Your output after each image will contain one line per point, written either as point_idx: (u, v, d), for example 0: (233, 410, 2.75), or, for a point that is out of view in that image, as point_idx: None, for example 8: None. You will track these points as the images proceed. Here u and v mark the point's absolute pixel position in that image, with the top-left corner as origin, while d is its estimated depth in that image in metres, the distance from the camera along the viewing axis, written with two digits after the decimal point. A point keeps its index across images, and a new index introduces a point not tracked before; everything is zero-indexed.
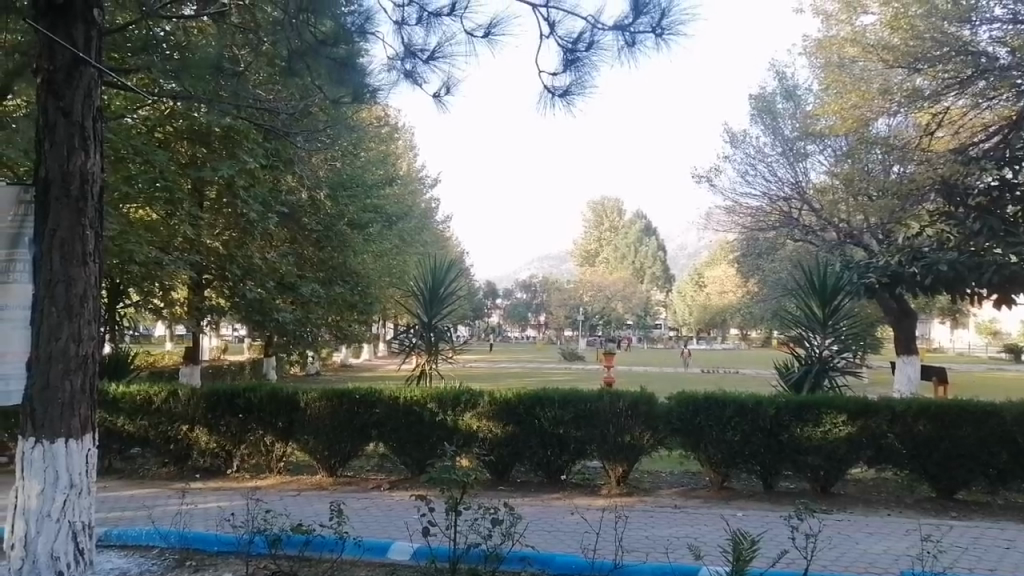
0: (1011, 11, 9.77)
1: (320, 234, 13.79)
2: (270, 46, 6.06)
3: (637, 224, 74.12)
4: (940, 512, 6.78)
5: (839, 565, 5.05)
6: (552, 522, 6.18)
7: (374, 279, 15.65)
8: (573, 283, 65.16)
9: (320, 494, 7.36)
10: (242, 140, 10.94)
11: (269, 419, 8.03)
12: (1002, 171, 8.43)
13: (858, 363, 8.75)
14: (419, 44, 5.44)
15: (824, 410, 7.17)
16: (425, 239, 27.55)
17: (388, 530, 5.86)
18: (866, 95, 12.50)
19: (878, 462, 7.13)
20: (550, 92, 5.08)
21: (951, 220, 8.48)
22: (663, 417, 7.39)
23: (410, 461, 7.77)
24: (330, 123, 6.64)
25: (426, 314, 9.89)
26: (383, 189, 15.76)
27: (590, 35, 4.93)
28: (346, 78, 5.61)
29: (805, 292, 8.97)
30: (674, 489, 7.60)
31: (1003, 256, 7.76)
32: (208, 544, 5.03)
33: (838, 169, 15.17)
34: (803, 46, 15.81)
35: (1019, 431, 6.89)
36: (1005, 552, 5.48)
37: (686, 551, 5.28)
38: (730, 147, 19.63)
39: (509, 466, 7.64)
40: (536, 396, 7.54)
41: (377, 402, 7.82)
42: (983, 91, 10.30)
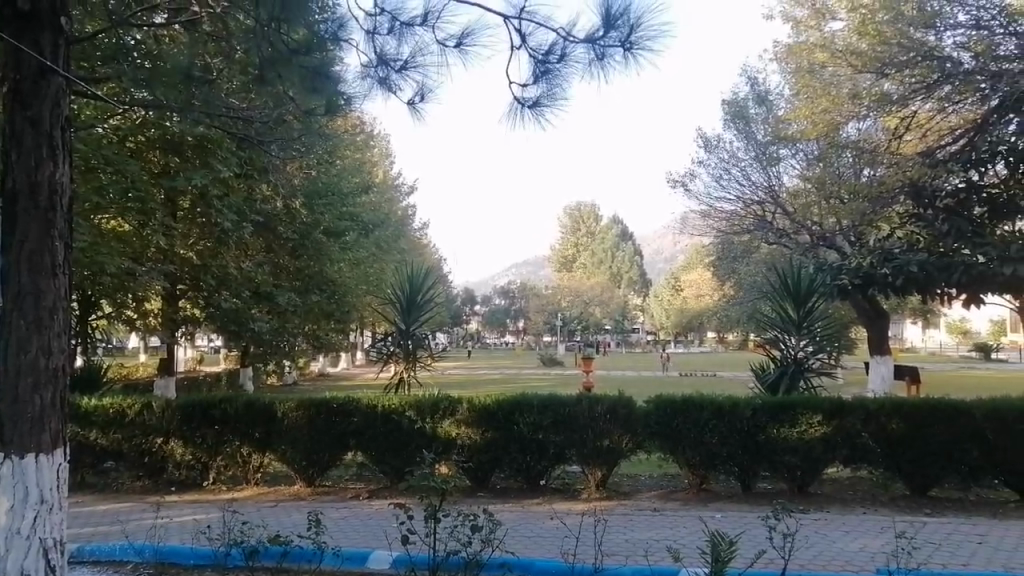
0: (974, 18, 10.00)
1: (296, 242, 13.72)
2: (244, 55, 6.05)
3: (614, 229, 74.52)
4: (914, 509, 6.86)
5: (816, 564, 5.10)
6: (532, 528, 6.17)
7: (351, 288, 15.58)
8: (551, 288, 65.31)
9: (298, 504, 7.29)
10: (216, 150, 10.88)
11: (246, 430, 7.96)
12: (968, 173, 8.46)
13: (832, 363, 8.91)
14: (392, 54, 5.44)
15: (799, 411, 7.26)
16: (402, 247, 27.40)
17: (367, 538, 5.82)
18: (837, 100, 12.71)
19: (853, 461, 7.21)
20: (520, 103, 5.10)
21: (920, 221, 8.68)
22: (641, 420, 7.44)
23: (388, 469, 7.72)
24: (304, 132, 6.64)
25: (403, 321, 9.86)
26: (358, 198, 15.69)
27: (561, 48, 4.97)
28: (320, 86, 5.66)
29: (778, 293, 9.08)
30: (653, 492, 7.62)
31: (970, 256, 7.97)
32: (185, 557, 4.97)
33: (810, 173, 15.40)
34: (773, 51, 16.04)
35: (989, 428, 7.01)
36: (977, 547, 5.56)
37: (665, 553, 5.31)
38: (704, 152, 19.79)
39: (488, 473, 7.62)
40: (516, 401, 7.55)
41: (354, 411, 7.79)
42: (948, 96, 10.33)
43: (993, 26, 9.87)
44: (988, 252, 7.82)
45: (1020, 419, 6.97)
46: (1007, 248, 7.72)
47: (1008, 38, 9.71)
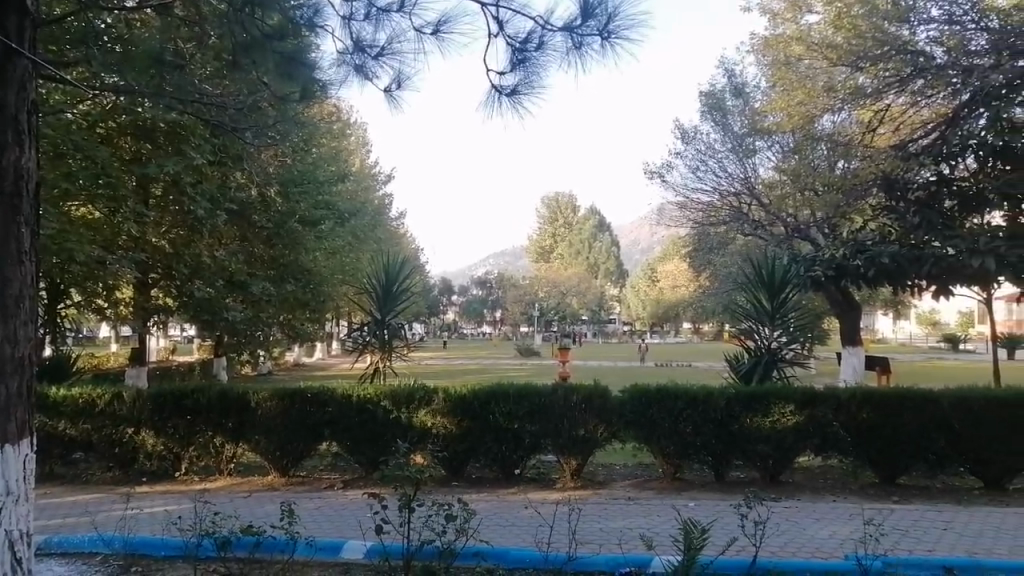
0: (947, 13, 10.09)
1: (271, 231, 13.58)
2: (217, 40, 5.95)
3: (591, 220, 74.63)
4: (882, 497, 6.98)
5: (786, 550, 5.17)
6: (506, 517, 6.18)
7: (326, 277, 15.50)
8: (528, 279, 65.35)
9: (272, 494, 7.25)
10: (189, 137, 10.69)
11: (219, 420, 7.89)
12: (939, 167, 8.68)
13: (805, 354, 9.07)
14: (368, 40, 5.38)
15: (772, 401, 7.33)
16: (378, 237, 27.20)
17: (340, 529, 5.79)
18: (812, 92, 12.83)
19: (824, 450, 7.31)
20: (498, 91, 5.07)
21: (892, 214, 8.81)
22: (616, 410, 7.47)
23: (363, 459, 7.69)
24: (278, 119, 6.54)
25: (379, 311, 9.81)
26: (334, 187, 15.57)
27: (539, 36, 4.95)
28: (296, 73, 5.59)
29: (753, 284, 9.24)
30: (628, 481, 7.68)
31: (940, 248, 8.03)
32: (156, 548, 4.93)
33: (786, 164, 15.52)
34: (751, 43, 16.12)
35: (956, 417, 7.14)
36: (943, 533, 5.67)
37: (638, 541, 5.34)
38: (681, 143, 19.86)
39: (464, 462, 7.61)
40: (491, 391, 7.55)
41: (329, 400, 7.75)
42: (920, 90, 10.43)
43: (964, 21, 9.94)
44: (958, 244, 7.90)
45: (987, 408, 7.10)
46: (975, 240, 7.82)
47: (979, 33, 9.79)
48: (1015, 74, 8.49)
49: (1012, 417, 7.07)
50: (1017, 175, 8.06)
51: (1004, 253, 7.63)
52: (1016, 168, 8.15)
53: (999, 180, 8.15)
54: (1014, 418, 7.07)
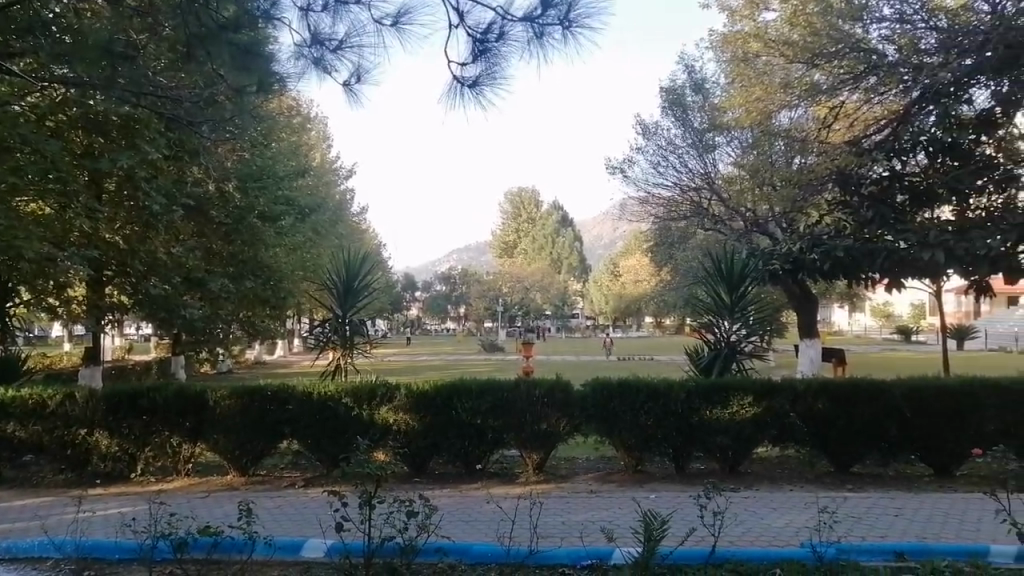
0: (898, 12, 10.32)
1: (230, 226, 13.34)
2: (170, 31, 5.83)
3: (554, 215, 74.85)
4: (837, 485, 7.13)
5: (744, 539, 5.27)
6: (468, 512, 6.18)
7: (287, 273, 15.35)
8: (492, 275, 65.29)
9: (231, 494, 7.15)
10: (143, 131, 10.39)
11: (176, 420, 7.76)
12: (891, 162, 8.77)
13: (764, 347, 9.24)
14: (326, 34, 5.32)
15: (731, 393, 7.45)
16: (339, 233, 26.88)
17: (301, 527, 5.75)
18: (769, 89, 13.10)
19: (781, 440, 7.45)
20: (460, 82, 5.06)
21: (846, 208, 8.84)
22: (579, 404, 7.52)
23: (325, 456, 7.62)
24: (235, 112, 6.43)
25: (340, 307, 9.72)
26: (294, 182, 15.42)
27: (500, 26, 4.96)
28: (252, 65, 5.49)
29: (713, 279, 9.37)
30: (590, 474, 7.73)
31: (893, 242, 8.22)
32: (110, 551, 4.84)
33: (744, 160, 15.73)
34: (710, 40, 16.29)
35: (907, 406, 7.33)
36: (894, 519, 5.82)
37: (599, 533, 5.38)
38: (643, 139, 19.93)
39: (427, 458, 7.57)
40: (454, 386, 7.54)
41: (290, 398, 7.68)
42: (874, 87, 10.37)
43: (915, 20, 10.14)
44: (909, 238, 8.12)
45: (937, 398, 7.30)
46: (926, 235, 8.01)
47: (929, 32, 9.88)
48: (962, 72, 8.70)
49: (961, 406, 7.29)
50: (964, 171, 8.37)
51: (953, 246, 7.77)
52: (964, 164, 8.49)
53: (948, 176, 8.43)
54: (963, 407, 7.28)
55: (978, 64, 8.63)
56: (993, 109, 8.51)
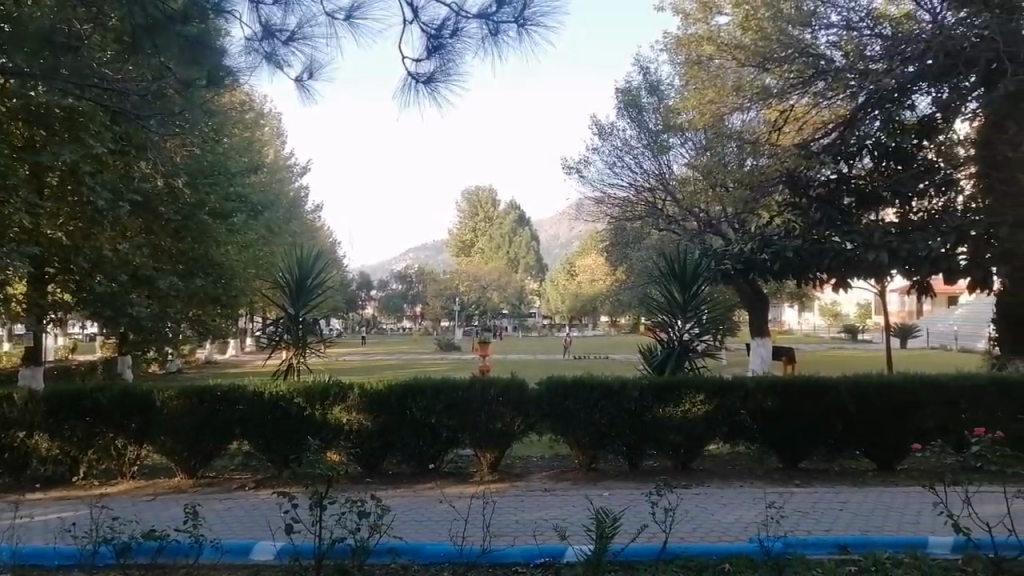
0: (845, 19, 10.55)
1: (179, 223, 13.01)
2: (115, 22, 5.67)
3: (511, 214, 74.90)
4: (786, 481, 7.29)
5: (695, 535, 5.35)
6: (421, 512, 6.15)
7: (239, 272, 15.08)
8: (448, 274, 65.01)
9: (178, 497, 6.98)
10: (88, 124, 9.97)
11: (121, 422, 7.56)
12: (839, 165, 9.46)
13: (716, 345, 9.39)
14: (278, 24, 5.25)
15: (683, 391, 7.56)
16: (293, 230, 26.46)
17: (250, 529, 5.65)
18: (722, 91, 13.21)
19: (732, 437, 7.59)
20: (415, 79, 5.07)
21: (797, 210, 9.60)
22: (534, 402, 7.54)
23: (276, 457, 7.51)
24: (183, 107, 6.24)
25: (293, 306, 9.56)
26: (245, 179, 15.17)
27: (454, 23, 4.97)
28: (202, 58, 5.39)
29: (665, 279, 9.44)
30: (545, 473, 7.75)
31: (839, 243, 9.05)
32: (48, 558, 4.68)
33: (698, 161, 15.93)
34: (664, 42, 16.46)
35: (852, 403, 7.52)
36: (839, 513, 5.97)
37: (552, 532, 5.41)
38: (598, 139, 20.05)
39: (381, 458, 7.51)
40: (408, 385, 7.49)
41: (240, 398, 7.54)
42: (822, 91, 10.66)
43: (861, 27, 10.40)
44: (854, 239, 8.99)
45: (881, 394, 7.52)
46: (870, 236, 8.90)
47: (874, 39, 10.19)
48: (906, 79, 9.21)
49: (903, 403, 7.51)
50: (907, 174, 9.24)
51: (895, 247, 8.73)
52: (907, 167, 9.33)
53: (892, 179, 9.30)
54: (905, 403, 7.51)
55: (919, 71, 9.16)
56: (935, 116, 9.34)
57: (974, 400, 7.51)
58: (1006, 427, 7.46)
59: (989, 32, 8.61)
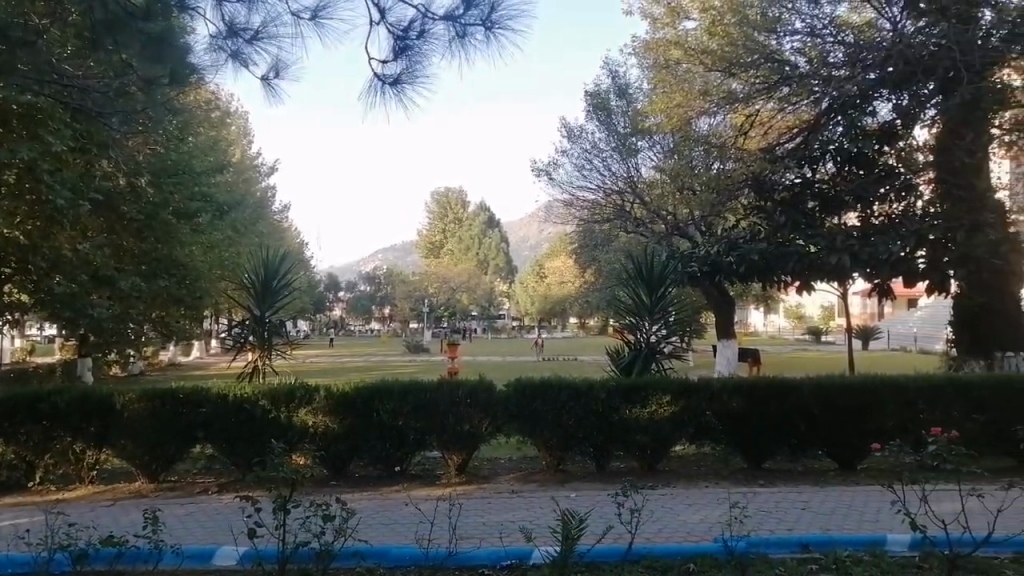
0: (809, 26, 10.59)
1: (142, 223, 12.78)
2: (76, 16, 5.59)
3: (481, 216, 74.77)
4: (750, 481, 7.38)
5: (660, 536, 5.39)
6: (387, 515, 6.12)
7: (204, 272, 14.85)
8: (418, 275, 64.71)
9: (138, 501, 6.85)
10: (46, 121, 9.66)
11: (79, 425, 7.40)
12: (802, 170, 9.68)
13: (683, 347, 9.47)
14: (242, 24, 5.22)
15: (650, 392, 7.61)
16: (260, 230, 26.10)
17: (212, 534, 5.56)
18: (688, 95, 12.97)
19: (697, 438, 7.67)
20: (381, 80, 5.12)
21: (762, 213, 9.80)
22: (501, 404, 7.54)
23: (239, 461, 7.40)
24: (146, 105, 6.14)
25: (259, 308, 9.43)
26: (210, 177, 14.99)
27: (421, 24, 5.01)
28: (163, 55, 5.30)
29: (633, 281, 9.50)
30: (512, 474, 7.75)
31: (803, 246, 9.25)
32: (2, 566, 4.56)
33: (666, 163, 16.08)
34: (632, 46, 16.55)
35: (815, 404, 7.64)
36: (801, 512, 6.06)
37: (519, 534, 5.40)
38: (568, 141, 20.13)
39: (347, 460, 7.45)
40: (374, 388, 7.43)
41: (204, 400, 7.42)
42: (787, 97, 10.91)
43: (824, 34, 10.50)
44: (818, 243, 9.23)
45: (842, 395, 7.64)
46: (833, 240, 9.18)
47: (837, 46, 10.35)
48: (868, 86, 9.35)
49: (864, 404, 7.64)
50: (869, 179, 9.47)
51: (857, 251, 9.01)
52: (868, 172, 9.58)
53: (854, 184, 9.52)
54: (866, 404, 7.64)
55: (880, 78, 9.31)
56: (895, 122, 9.56)
57: (931, 401, 7.65)
58: (961, 427, 7.61)
59: (946, 41, 8.91)
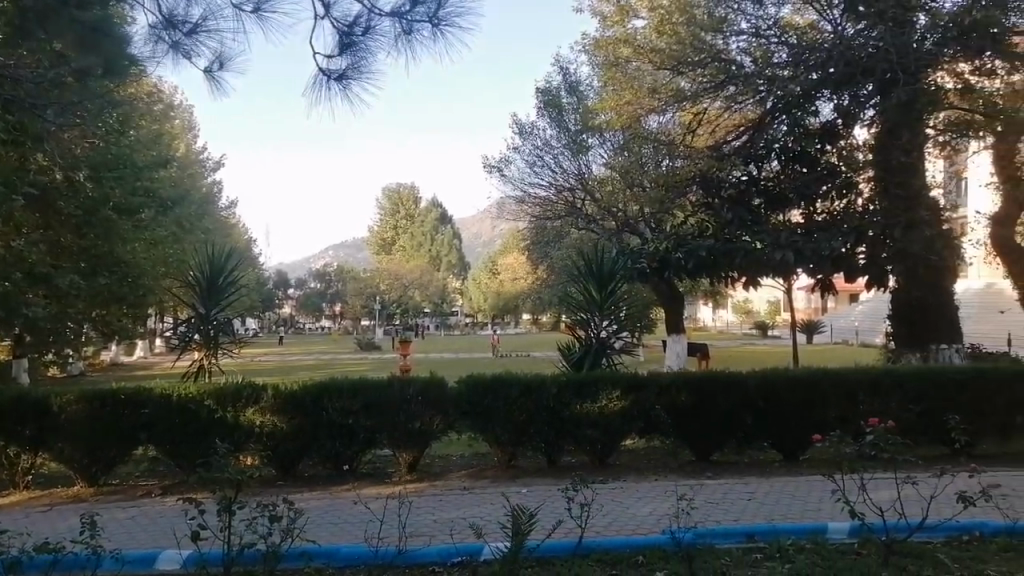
0: (754, 26, 10.79)
1: (81, 219, 12.48)
2: (5, 3, 5.39)
3: (434, 212, 74.37)
4: (698, 473, 7.51)
5: (609, 529, 5.45)
6: (337, 514, 6.05)
7: (147, 270, 14.45)
8: (369, 272, 64.06)
9: (77, 506, 6.65)
10: None
11: (14, 428, 7.14)
12: (749, 168, 10.15)
13: (633, 343, 9.55)
14: (180, 16, 5.10)
15: (600, 387, 7.66)
16: (206, 226, 25.51)
17: (154, 538, 5.42)
18: (638, 92, 12.93)
19: (647, 432, 7.77)
20: (326, 75, 5.07)
21: (709, 210, 10.01)
22: (453, 401, 7.52)
23: (184, 462, 7.23)
24: (81, 97, 5.96)
25: (204, 305, 9.20)
26: (154, 173, 14.68)
27: (368, 20, 4.98)
28: (97, 46, 5.14)
29: (584, 276, 9.56)
30: (464, 471, 7.74)
31: (750, 242, 9.56)
32: None
33: (615, 161, 16.21)
34: (583, 43, 16.65)
35: (760, 397, 7.82)
36: (747, 503, 6.20)
37: (469, 530, 5.40)
38: (519, 138, 20.22)
39: (296, 460, 7.35)
40: (324, 387, 7.33)
41: (146, 401, 7.21)
42: (733, 95, 11.21)
43: (769, 35, 10.72)
44: (764, 239, 9.51)
45: (786, 388, 7.83)
46: (777, 237, 9.48)
47: (781, 46, 10.56)
48: (810, 86, 9.57)
49: (807, 396, 7.84)
50: (811, 177, 9.86)
51: (800, 247, 9.28)
52: (811, 170, 9.97)
53: (797, 181, 9.93)
54: (809, 396, 7.84)
55: (822, 78, 9.56)
56: (836, 121, 9.90)
57: (870, 393, 7.89)
58: (898, 418, 7.87)
59: (884, 43, 9.19)
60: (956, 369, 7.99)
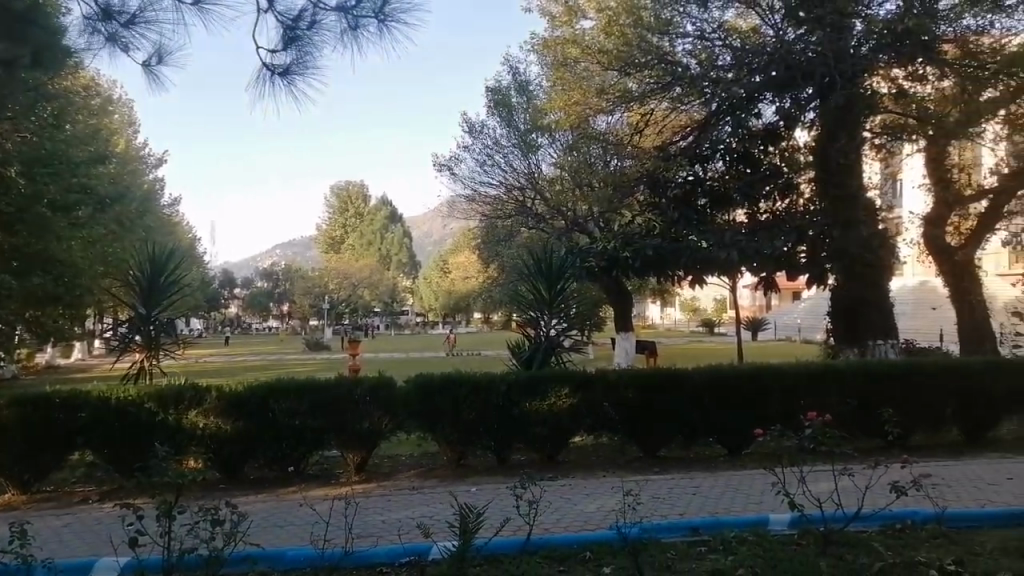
0: (700, 29, 10.98)
1: (12, 216, 12.10)
2: None
3: (384, 211, 73.66)
4: (645, 469, 7.62)
5: (557, 526, 5.50)
6: (283, 516, 5.96)
7: (85, 269, 13.97)
8: (317, 271, 63.07)
9: (8, 514, 6.41)
10: None
11: None
12: (693, 167, 10.25)
13: (582, 340, 9.62)
14: (117, 6, 4.94)
15: (549, 385, 7.71)
16: (147, 224, 24.79)
17: (91, 545, 5.26)
18: (586, 92, 12.98)
19: (595, 429, 7.84)
20: (270, 70, 4.99)
21: (656, 210, 10.25)
22: (401, 401, 7.48)
23: (123, 467, 7.04)
24: (11, 90, 5.73)
25: (143, 306, 8.92)
26: (91, 168, 14.20)
27: (312, 15, 4.91)
28: (27, 36, 4.95)
29: (533, 274, 9.58)
30: (413, 471, 7.69)
31: (695, 241, 9.73)
32: None
33: (564, 161, 16.35)
34: (532, 43, 16.69)
35: (705, 393, 7.96)
36: (692, 497, 6.32)
37: (417, 530, 5.38)
38: (469, 137, 20.16)
39: (240, 463, 7.20)
40: (270, 387, 7.21)
41: (83, 404, 6.99)
42: (679, 96, 11.37)
43: (713, 38, 10.93)
44: (709, 238, 9.69)
45: (730, 384, 8.00)
46: (722, 237, 9.67)
47: (725, 50, 10.83)
48: (753, 88, 9.80)
49: (750, 391, 8.02)
50: (754, 178, 10.13)
51: (743, 245, 9.49)
52: (755, 170, 10.22)
53: (742, 182, 10.18)
54: (752, 391, 8.02)
55: (764, 81, 9.81)
56: (778, 124, 10.08)
57: (810, 388, 8.11)
58: (837, 411, 8.11)
59: (823, 48, 9.45)
60: (890, 364, 8.27)
